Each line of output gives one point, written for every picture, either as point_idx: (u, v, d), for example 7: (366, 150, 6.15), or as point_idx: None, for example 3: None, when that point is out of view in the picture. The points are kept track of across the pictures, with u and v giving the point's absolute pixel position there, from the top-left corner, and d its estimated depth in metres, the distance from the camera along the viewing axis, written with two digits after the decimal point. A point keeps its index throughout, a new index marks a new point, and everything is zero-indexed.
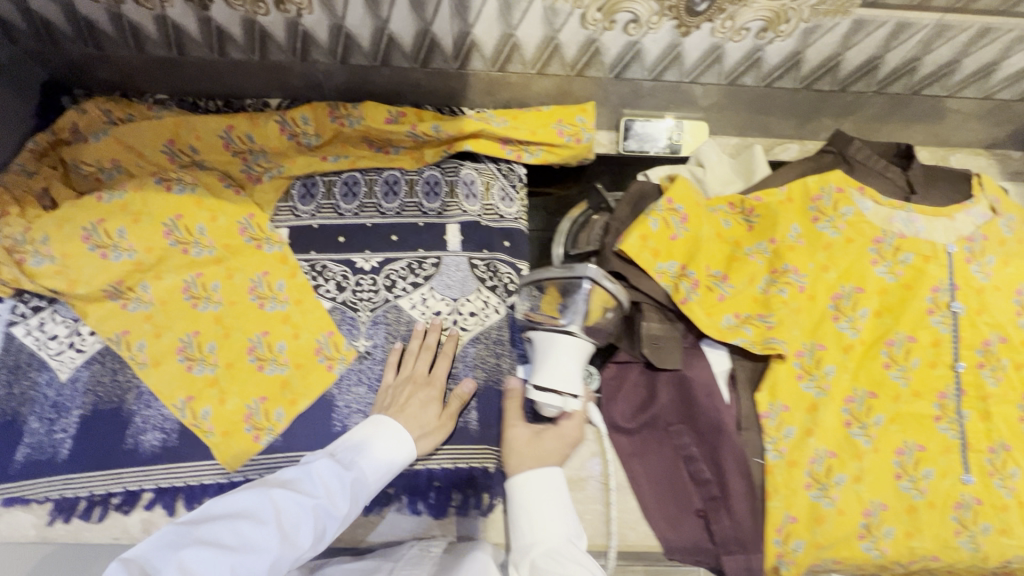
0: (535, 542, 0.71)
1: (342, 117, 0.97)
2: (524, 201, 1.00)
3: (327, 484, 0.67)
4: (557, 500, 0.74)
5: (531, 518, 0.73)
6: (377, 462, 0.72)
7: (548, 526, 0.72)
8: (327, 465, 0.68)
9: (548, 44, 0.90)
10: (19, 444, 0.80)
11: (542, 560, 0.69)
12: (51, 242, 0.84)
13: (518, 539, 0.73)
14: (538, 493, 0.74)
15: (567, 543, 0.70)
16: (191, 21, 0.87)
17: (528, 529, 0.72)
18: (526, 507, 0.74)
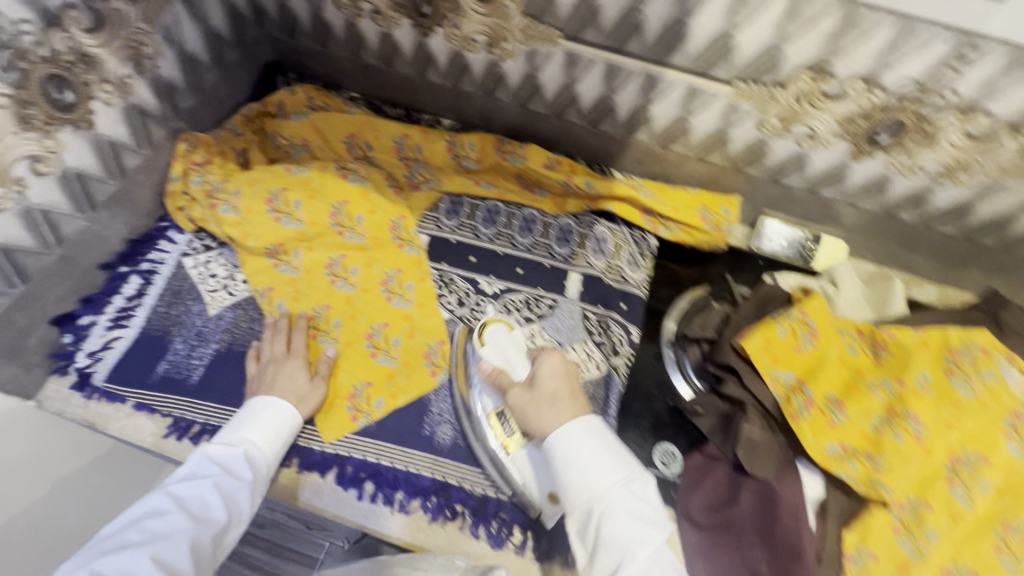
0: (603, 494, 0.64)
1: (507, 152, 1.05)
2: (648, 270, 1.03)
3: (223, 463, 0.70)
4: (604, 443, 0.68)
5: (590, 465, 0.66)
6: (254, 435, 0.75)
7: (611, 474, 0.65)
8: (211, 449, 0.71)
9: (717, 135, 0.94)
10: (161, 358, 0.89)
11: (608, 512, 0.63)
12: (241, 196, 0.95)
13: (570, 488, 0.66)
14: (580, 437, 0.68)
15: (625, 489, 0.65)
16: (409, 43, 0.98)
17: (582, 477, 0.66)
18: (582, 455, 0.67)
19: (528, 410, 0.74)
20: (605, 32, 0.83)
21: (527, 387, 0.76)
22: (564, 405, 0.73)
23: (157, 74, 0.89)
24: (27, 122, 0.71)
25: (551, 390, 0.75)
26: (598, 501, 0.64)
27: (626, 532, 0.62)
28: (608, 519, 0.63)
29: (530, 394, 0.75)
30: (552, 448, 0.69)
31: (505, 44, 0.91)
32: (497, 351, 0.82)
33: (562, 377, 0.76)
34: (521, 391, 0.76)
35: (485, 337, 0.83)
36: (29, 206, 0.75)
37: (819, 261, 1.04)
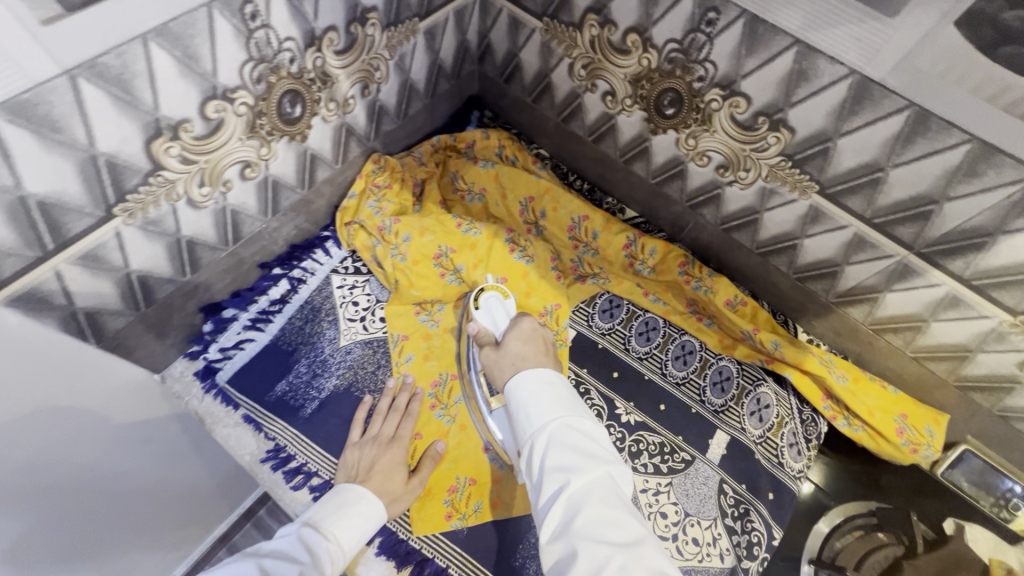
0: (542, 431, 0.57)
1: (692, 276, 0.94)
2: (809, 459, 0.88)
3: (311, 547, 0.65)
4: (556, 390, 0.60)
5: (536, 405, 0.59)
6: (342, 522, 0.68)
7: (545, 407, 0.58)
8: (306, 533, 0.66)
9: (956, 349, 0.78)
10: (283, 376, 0.86)
11: (550, 446, 0.55)
12: (410, 242, 0.90)
13: (521, 427, 0.59)
14: (534, 380, 0.60)
15: (569, 427, 0.56)
16: (631, 132, 0.90)
17: (529, 416, 0.58)
18: (535, 398, 0.59)
19: (496, 369, 0.67)
20: (875, 206, 0.70)
21: (497, 347, 0.69)
22: (534, 354, 0.66)
23: (377, 97, 0.86)
24: (255, 131, 0.69)
25: (517, 352, 0.67)
26: (538, 439, 0.56)
27: (565, 459, 0.53)
28: (549, 454, 0.55)
29: (497, 355, 0.68)
30: (510, 397, 0.61)
31: (742, 171, 0.80)
32: (488, 316, 0.77)
33: (530, 341, 0.68)
34: (492, 352, 0.68)
35: (479, 301, 0.78)
36: (225, 205, 0.74)
37: (1020, 520, 0.85)
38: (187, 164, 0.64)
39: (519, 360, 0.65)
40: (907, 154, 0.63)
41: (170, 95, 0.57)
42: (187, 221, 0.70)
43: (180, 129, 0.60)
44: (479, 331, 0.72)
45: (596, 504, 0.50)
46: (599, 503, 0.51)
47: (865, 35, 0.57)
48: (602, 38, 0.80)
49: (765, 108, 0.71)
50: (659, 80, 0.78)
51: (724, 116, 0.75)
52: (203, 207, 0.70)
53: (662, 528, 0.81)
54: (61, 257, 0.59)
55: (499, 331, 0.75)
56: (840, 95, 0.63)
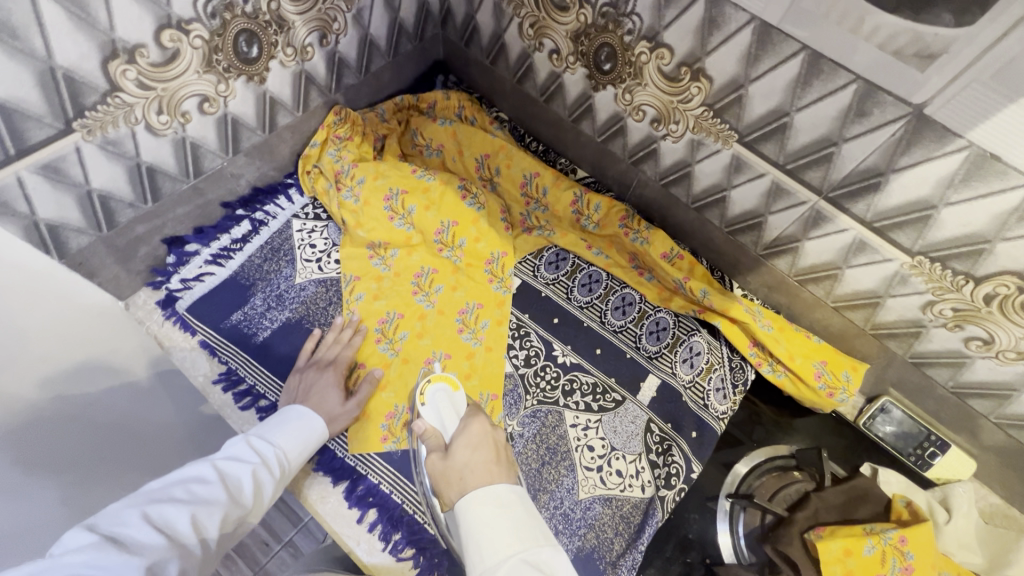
0: (499, 569, 0.49)
1: (631, 228, 0.99)
2: (734, 403, 0.92)
3: (261, 451, 0.69)
4: (511, 517, 0.53)
5: (487, 537, 0.52)
6: (286, 434, 0.73)
7: (498, 540, 0.51)
8: (255, 440, 0.70)
9: (868, 295, 0.82)
10: (239, 307, 0.92)
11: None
12: (364, 186, 0.96)
13: (472, 563, 0.51)
14: (488, 505, 0.54)
15: (530, 567, 0.50)
16: (576, 90, 0.95)
17: (477, 555, 0.51)
18: (486, 529, 0.52)
19: (441, 483, 0.61)
20: (786, 152, 0.75)
21: (443, 454, 0.63)
22: (483, 461, 0.60)
23: (336, 49, 0.91)
24: (211, 65, 0.75)
25: (463, 461, 0.61)
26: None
27: None
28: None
29: (442, 463, 0.62)
30: (459, 521, 0.54)
31: (673, 125, 0.85)
32: (435, 412, 0.76)
33: (480, 442, 0.63)
34: (437, 460, 0.63)
35: (424, 396, 0.79)
36: (185, 137, 0.79)
37: (936, 470, 0.89)
38: (144, 90, 0.70)
39: (467, 470, 0.59)
40: (807, 97, 0.68)
41: (126, 19, 0.63)
42: (147, 147, 0.76)
43: (136, 54, 0.66)
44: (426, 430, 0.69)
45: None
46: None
47: None
48: None
49: (686, 58, 0.76)
50: (595, 35, 0.84)
51: (652, 68, 0.80)
52: (163, 135, 0.76)
53: (588, 459, 0.86)
54: (22, 164, 0.64)
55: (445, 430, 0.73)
56: (745, 41, 0.68)
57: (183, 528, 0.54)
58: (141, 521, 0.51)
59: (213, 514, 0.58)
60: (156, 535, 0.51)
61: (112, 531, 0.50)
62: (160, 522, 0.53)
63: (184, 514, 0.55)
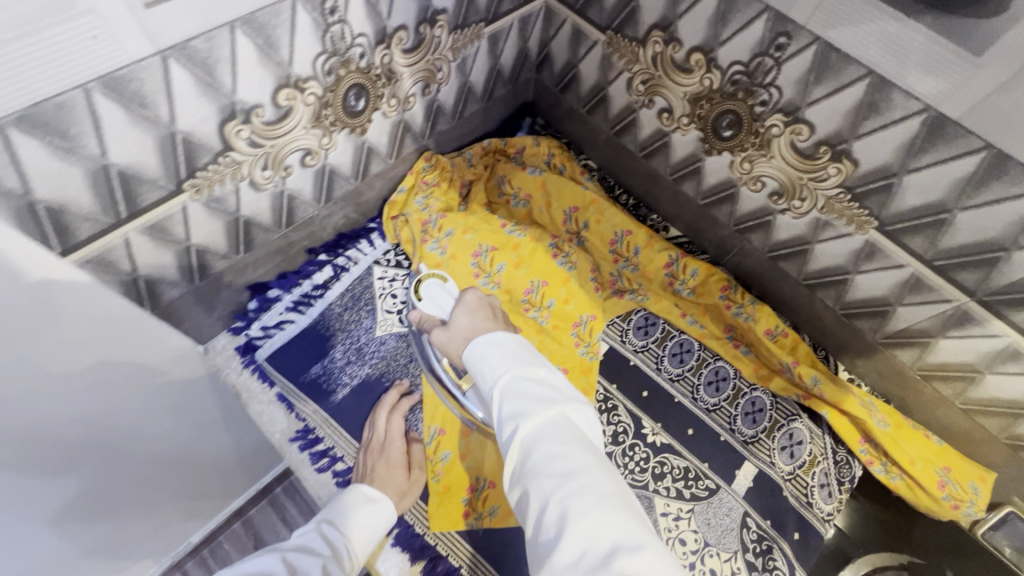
0: (497, 380, 0.60)
1: (733, 301, 0.93)
2: (840, 503, 0.85)
3: (330, 541, 0.67)
4: (507, 348, 0.62)
5: (490, 363, 0.61)
6: (354, 521, 0.71)
7: (497, 362, 0.61)
8: (323, 532, 0.68)
9: (1010, 405, 0.74)
10: (319, 359, 0.88)
11: (507, 394, 0.58)
12: (452, 239, 0.92)
13: (483, 382, 0.61)
14: (489, 342, 0.63)
15: (524, 377, 0.59)
16: (684, 150, 0.89)
17: (484, 374, 0.61)
18: (485, 359, 0.62)
19: (449, 347, 0.69)
20: (936, 248, 0.68)
21: (445, 327, 0.71)
22: (482, 323, 0.69)
23: (436, 97, 0.87)
24: (319, 120, 0.71)
25: (466, 326, 0.69)
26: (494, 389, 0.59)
27: (527, 407, 0.55)
28: (505, 402, 0.58)
29: (448, 334, 0.70)
30: (468, 362, 0.64)
31: (796, 200, 0.79)
32: (433, 304, 0.82)
33: (469, 310, 0.71)
34: (441, 332, 0.71)
35: (422, 292, 0.83)
36: (284, 189, 0.76)
37: None
38: (254, 148, 0.66)
39: (472, 330, 0.68)
40: (979, 198, 0.60)
41: (248, 81, 0.60)
42: (247, 201, 0.73)
43: (253, 114, 0.63)
44: (423, 317, 0.78)
45: (547, 442, 0.53)
46: (553, 439, 0.53)
47: (947, 72, 0.55)
48: (665, 55, 0.80)
49: (830, 137, 0.69)
50: (719, 101, 0.77)
51: (784, 142, 0.74)
52: (263, 189, 0.73)
53: (680, 555, 0.80)
54: (131, 225, 0.62)
55: (446, 315, 0.80)
56: (912, 131, 0.61)
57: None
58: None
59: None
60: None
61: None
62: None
63: None
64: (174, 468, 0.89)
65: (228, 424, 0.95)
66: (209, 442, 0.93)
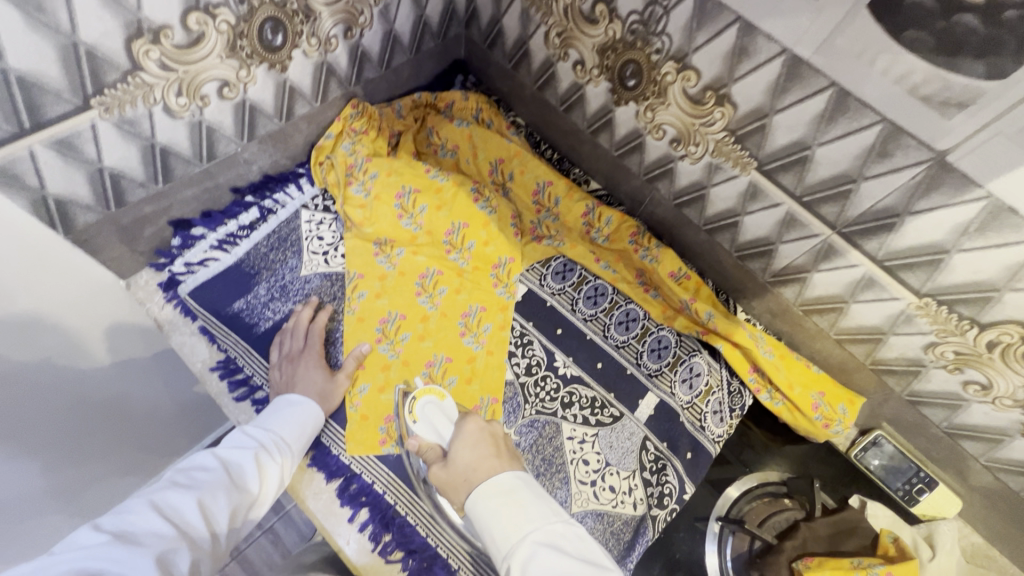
0: (515, 552, 0.50)
1: (640, 246, 1.00)
2: (729, 427, 0.93)
3: (255, 438, 0.70)
4: (517, 501, 0.53)
5: (497, 522, 0.52)
6: (280, 421, 0.75)
7: (515, 529, 0.51)
8: (251, 430, 0.72)
9: (872, 332, 0.83)
10: (242, 295, 0.91)
11: (530, 574, 0.49)
12: (376, 182, 0.96)
13: (494, 549, 0.52)
14: (494, 495, 0.54)
15: (544, 545, 0.50)
16: (596, 102, 0.95)
17: (492, 544, 0.52)
18: (497, 513, 0.53)
19: (447, 490, 0.60)
20: (804, 184, 0.75)
21: (442, 462, 0.62)
22: (486, 459, 0.59)
23: (359, 42, 0.90)
24: (235, 51, 0.74)
25: (465, 463, 0.59)
26: (511, 560, 0.50)
27: None
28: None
29: (444, 471, 0.61)
30: (472, 517, 0.55)
31: (692, 147, 0.86)
32: (429, 428, 0.72)
33: (467, 444, 0.61)
34: (439, 469, 0.62)
35: (415, 412, 0.74)
36: (201, 120, 0.78)
37: (922, 505, 0.90)
38: (165, 71, 0.68)
39: (470, 473, 0.58)
40: (831, 133, 0.68)
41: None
42: (163, 128, 0.74)
43: (161, 34, 0.65)
44: (421, 446, 0.68)
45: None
46: None
47: (796, 14, 0.62)
48: (573, 7, 0.85)
49: (712, 82, 0.76)
50: (621, 51, 0.83)
51: (677, 89, 0.80)
52: (179, 117, 0.75)
53: (582, 473, 0.86)
54: (36, 138, 0.63)
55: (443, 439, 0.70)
56: (774, 72, 0.68)
57: (191, 515, 0.57)
58: (146, 512, 0.55)
59: (218, 496, 0.61)
60: (163, 526, 0.55)
61: (119, 527, 0.53)
62: (169, 512, 0.57)
63: (190, 500, 0.58)
64: (120, 424, 0.87)
65: (167, 377, 0.94)
66: (149, 393, 0.91)
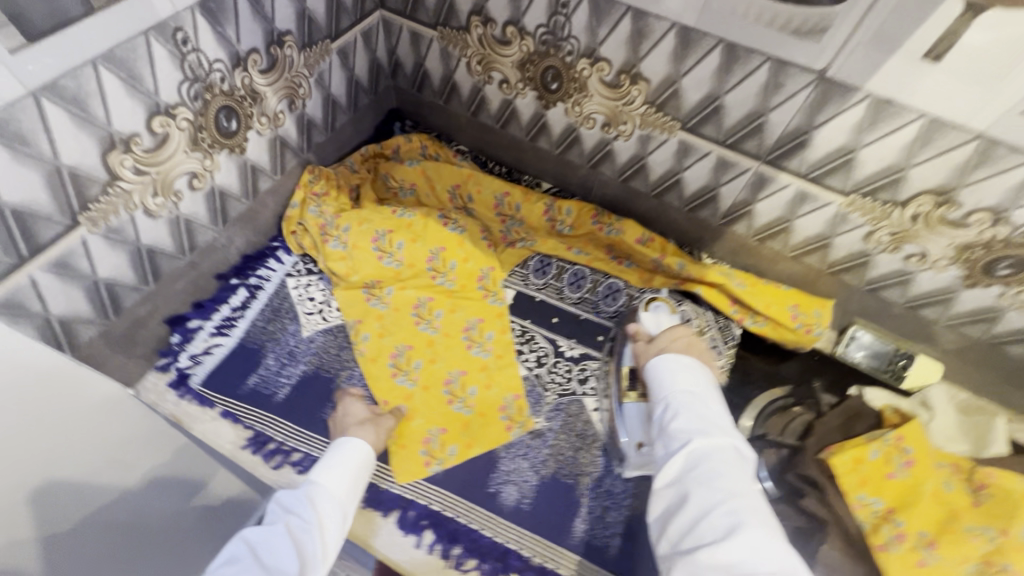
0: (676, 395, 0.65)
1: (603, 223, 1.08)
2: (729, 358, 1.01)
3: (289, 509, 0.63)
4: (694, 370, 0.68)
5: (675, 376, 0.68)
6: (329, 469, 0.71)
7: (680, 382, 0.67)
8: (285, 498, 0.65)
9: (818, 239, 0.94)
10: (253, 371, 0.93)
11: (685, 408, 0.63)
12: (350, 233, 1.01)
13: (659, 392, 0.68)
14: (677, 363, 0.69)
15: (699, 401, 0.64)
16: (528, 111, 1.05)
17: (665, 391, 0.67)
18: (677, 372, 0.68)
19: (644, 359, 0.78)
20: (725, 129, 0.86)
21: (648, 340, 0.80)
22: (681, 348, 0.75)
23: (304, 111, 0.98)
24: (197, 143, 0.79)
25: (661, 344, 0.77)
26: (673, 396, 0.65)
27: (693, 422, 0.62)
28: (679, 416, 0.63)
29: (646, 347, 0.79)
30: (652, 369, 0.71)
31: (622, 125, 0.96)
32: (654, 321, 0.87)
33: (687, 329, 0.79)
34: (642, 345, 0.80)
35: (648, 306, 0.90)
36: (178, 214, 0.83)
37: (910, 379, 1.00)
38: (139, 175, 0.73)
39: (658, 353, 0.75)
40: (731, 81, 0.80)
41: (120, 112, 0.67)
42: (145, 229, 0.78)
43: (131, 142, 0.70)
44: (637, 331, 0.84)
45: (713, 464, 0.57)
46: (717, 463, 0.58)
47: None
48: (487, 35, 0.95)
49: (623, 66, 0.87)
50: (539, 60, 0.94)
51: (595, 80, 0.91)
52: (158, 216, 0.79)
53: None
54: (34, 263, 0.66)
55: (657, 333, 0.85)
56: (671, 43, 0.80)
57: None
58: None
59: None
60: None
61: None
62: None
63: None
64: None
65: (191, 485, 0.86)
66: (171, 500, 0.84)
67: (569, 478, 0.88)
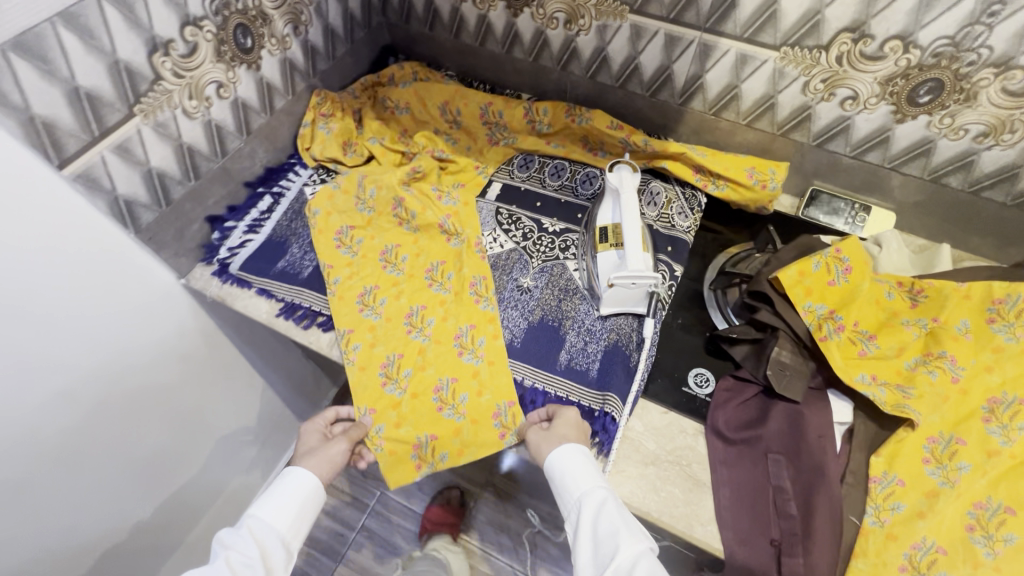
0: (582, 503, 0.76)
1: (575, 116, 1.20)
2: (695, 221, 1.12)
3: (230, 546, 0.76)
4: (591, 468, 0.80)
5: (577, 477, 0.79)
6: (275, 507, 0.82)
7: (584, 478, 0.78)
8: (228, 533, 0.78)
9: (765, 100, 1.04)
10: (281, 257, 1.10)
11: (597, 514, 0.75)
12: (374, 181, 1.14)
13: (569, 493, 0.79)
14: (576, 457, 0.80)
15: (604, 504, 0.75)
16: (501, 23, 1.19)
17: (574, 482, 0.79)
18: (574, 470, 0.79)
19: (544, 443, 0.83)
20: (666, 5, 0.99)
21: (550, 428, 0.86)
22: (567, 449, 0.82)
23: (307, 37, 1.15)
24: (221, 56, 0.96)
25: (561, 434, 0.84)
26: (584, 506, 0.76)
27: (610, 515, 0.74)
28: (596, 521, 0.74)
29: (543, 433, 0.85)
30: (553, 463, 0.81)
31: (581, 20, 1.09)
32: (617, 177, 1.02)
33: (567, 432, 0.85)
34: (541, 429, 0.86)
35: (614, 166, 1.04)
36: (211, 119, 1.00)
37: (870, 227, 1.08)
38: (178, 78, 0.91)
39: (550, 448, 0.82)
40: None
41: (159, 19, 0.84)
42: (185, 129, 0.96)
43: (169, 47, 0.87)
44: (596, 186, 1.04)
45: (621, 529, 0.71)
46: (627, 532, 0.71)
47: None
48: None
49: None
50: None
51: None
52: (195, 118, 0.97)
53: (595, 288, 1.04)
54: (103, 143, 0.84)
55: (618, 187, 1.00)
56: None
57: None
58: None
59: None
60: None
61: None
62: None
63: None
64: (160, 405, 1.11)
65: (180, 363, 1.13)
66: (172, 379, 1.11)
67: (554, 321, 1.01)
